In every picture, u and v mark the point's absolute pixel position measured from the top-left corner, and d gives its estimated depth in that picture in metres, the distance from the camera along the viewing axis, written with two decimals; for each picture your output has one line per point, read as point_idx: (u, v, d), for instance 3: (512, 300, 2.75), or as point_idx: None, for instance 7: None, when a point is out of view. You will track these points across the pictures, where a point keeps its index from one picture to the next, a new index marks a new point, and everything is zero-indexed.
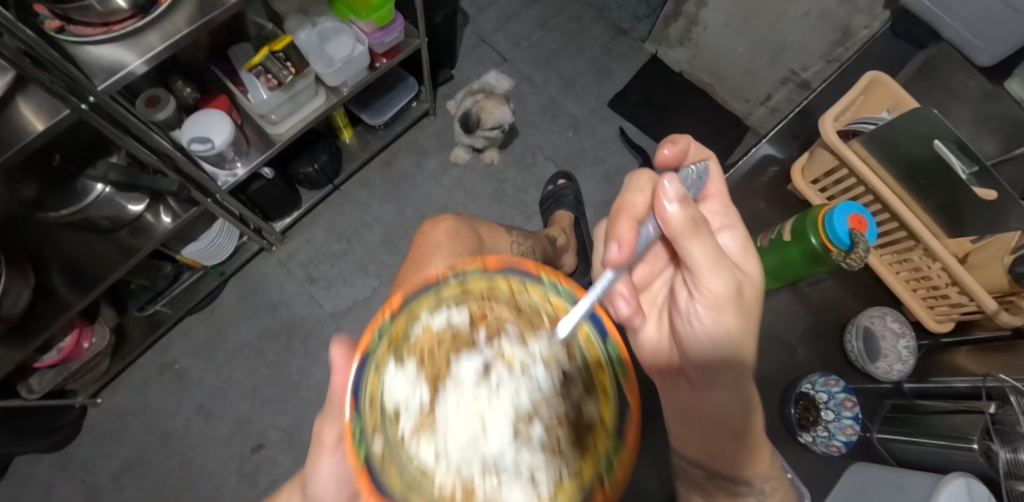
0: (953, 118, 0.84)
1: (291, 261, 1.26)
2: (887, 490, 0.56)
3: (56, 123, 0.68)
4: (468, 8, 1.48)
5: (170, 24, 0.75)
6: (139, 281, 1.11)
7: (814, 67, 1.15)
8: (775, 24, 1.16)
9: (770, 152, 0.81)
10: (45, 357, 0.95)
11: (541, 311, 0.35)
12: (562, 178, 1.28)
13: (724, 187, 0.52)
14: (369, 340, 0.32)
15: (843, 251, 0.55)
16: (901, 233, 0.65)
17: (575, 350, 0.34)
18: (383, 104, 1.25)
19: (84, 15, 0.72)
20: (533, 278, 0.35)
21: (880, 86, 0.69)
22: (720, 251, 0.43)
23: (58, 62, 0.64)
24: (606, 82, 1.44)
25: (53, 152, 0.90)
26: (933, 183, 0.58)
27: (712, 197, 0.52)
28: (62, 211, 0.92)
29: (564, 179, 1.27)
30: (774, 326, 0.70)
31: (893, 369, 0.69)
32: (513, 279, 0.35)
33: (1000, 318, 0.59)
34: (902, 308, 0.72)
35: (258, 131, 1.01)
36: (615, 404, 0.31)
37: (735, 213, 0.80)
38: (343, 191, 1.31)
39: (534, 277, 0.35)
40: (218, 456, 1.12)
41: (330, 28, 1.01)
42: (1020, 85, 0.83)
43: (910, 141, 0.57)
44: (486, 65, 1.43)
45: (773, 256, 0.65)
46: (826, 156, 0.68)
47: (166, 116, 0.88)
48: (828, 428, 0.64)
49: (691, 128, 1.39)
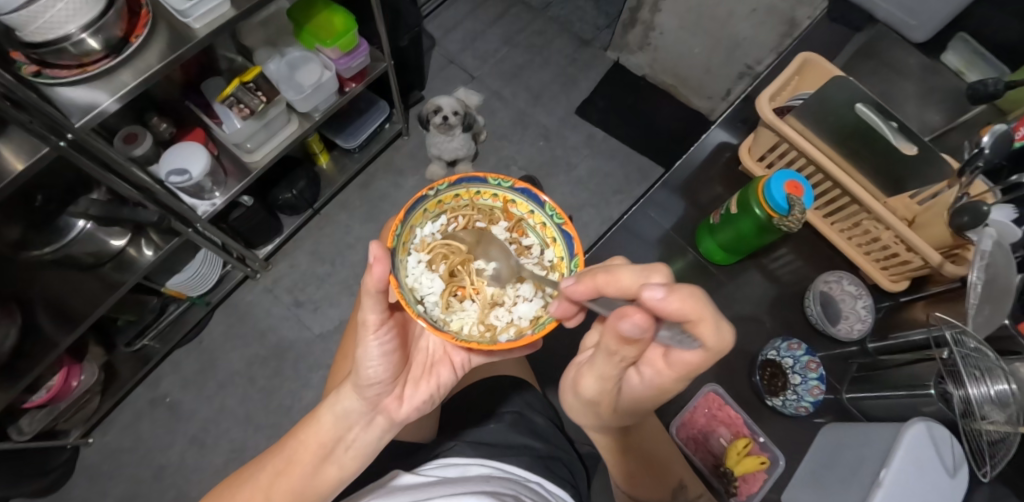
0: (893, 94, 0.89)
1: (277, 287, 1.28)
2: (857, 444, 0.57)
3: (37, 160, 0.71)
4: (434, 32, 1.55)
5: (141, 61, 0.80)
6: (126, 317, 1.12)
7: (766, 59, 1.21)
8: (725, 23, 1.22)
9: (722, 137, 0.84)
10: (34, 397, 0.95)
11: (492, 208, 0.52)
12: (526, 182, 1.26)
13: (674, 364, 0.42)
14: (393, 241, 0.45)
15: (782, 215, 0.60)
16: (845, 198, 0.69)
17: (525, 223, 0.52)
18: (357, 128, 1.30)
19: (59, 57, 0.75)
20: (483, 184, 0.50)
21: (813, 66, 0.73)
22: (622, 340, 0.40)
23: (37, 103, 0.67)
24: (572, 91, 1.50)
25: (36, 194, 0.92)
26: (866, 148, 0.62)
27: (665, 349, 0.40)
28: (45, 248, 0.94)
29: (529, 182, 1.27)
30: (754, 308, 0.75)
31: (854, 329, 0.72)
32: (470, 188, 0.50)
33: (947, 270, 0.62)
34: (859, 272, 0.75)
35: (234, 161, 1.04)
36: (563, 241, 0.49)
37: (695, 198, 0.83)
38: (324, 215, 1.34)
39: (483, 183, 0.50)
40: (213, 487, 1.11)
41: (298, 57, 1.05)
42: (955, 57, 0.93)
43: (839, 110, 0.61)
44: (455, 84, 1.49)
45: (725, 230, 0.70)
46: (768, 134, 0.71)
47: (144, 152, 0.91)
48: (797, 391, 0.68)
49: (658, 127, 1.45)
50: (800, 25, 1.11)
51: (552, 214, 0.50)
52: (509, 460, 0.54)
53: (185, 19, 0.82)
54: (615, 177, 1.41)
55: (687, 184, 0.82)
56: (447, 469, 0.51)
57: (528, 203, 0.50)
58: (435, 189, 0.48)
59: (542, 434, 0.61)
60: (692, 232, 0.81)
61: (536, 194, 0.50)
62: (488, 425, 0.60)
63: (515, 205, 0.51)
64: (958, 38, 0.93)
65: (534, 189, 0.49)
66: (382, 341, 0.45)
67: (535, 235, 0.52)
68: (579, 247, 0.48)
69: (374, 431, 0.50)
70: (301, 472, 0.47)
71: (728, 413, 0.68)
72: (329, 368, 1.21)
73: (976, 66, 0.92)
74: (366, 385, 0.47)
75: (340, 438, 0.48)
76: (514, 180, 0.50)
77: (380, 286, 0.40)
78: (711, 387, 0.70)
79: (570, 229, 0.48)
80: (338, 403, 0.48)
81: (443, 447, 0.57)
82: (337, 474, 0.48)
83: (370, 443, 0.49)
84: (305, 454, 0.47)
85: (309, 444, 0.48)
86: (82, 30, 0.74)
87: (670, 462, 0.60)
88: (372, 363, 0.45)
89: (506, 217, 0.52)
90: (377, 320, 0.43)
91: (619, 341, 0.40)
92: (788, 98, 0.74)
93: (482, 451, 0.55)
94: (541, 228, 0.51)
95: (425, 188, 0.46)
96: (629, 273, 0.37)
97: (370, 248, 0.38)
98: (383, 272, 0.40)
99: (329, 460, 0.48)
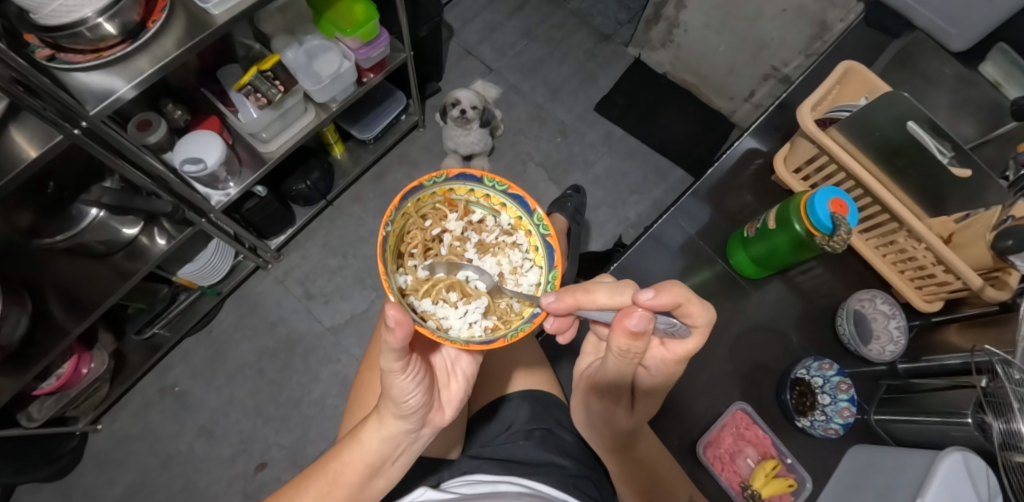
0: (929, 104, 0.86)
1: (288, 279, 1.27)
2: (886, 470, 0.57)
3: (51, 148, 0.69)
4: (452, 21, 1.51)
5: (158, 48, 0.77)
6: (135, 304, 1.11)
7: (794, 62, 1.18)
8: (753, 22, 1.18)
9: (753, 145, 0.81)
10: (44, 384, 0.94)
11: (435, 206, 0.49)
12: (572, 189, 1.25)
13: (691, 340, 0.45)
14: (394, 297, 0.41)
15: (826, 235, 0.59)
16: (883, 216, 0.67)
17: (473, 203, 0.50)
18: (372, 119, 1.27)
19: (74, 41, 0.73)
20: (421, 189, 0.46)
21: (856, 75, 0.70)
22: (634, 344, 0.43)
23: (51, 89, 0.64)
24: (592, 87, 1.47)
25: (48, 180, 0.91)
26: (911, 165, 0.60)
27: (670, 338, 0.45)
28: (58, 236, 0.92)
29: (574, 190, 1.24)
30: (778, 322, 0.75)
31: (886, 350, 0.72)
32: (411, 202, 0.46)
33: (987, 294, 0.60)
34: (891, 290, 0.74)
35: (249, 150, 1.02)
36: (516, 203, 0.49)
37: (723, 207, 0.80)
38: (336, 206, 1.32)
39: (421, 189, 0.46)
40: (222, 477, 1.11)
41: (317, 46, 1.03)
42: (994, 68, 0.87)
43: (886, 125, 0.59)
44: (473, 76, 1.46)
45: (759, 244, 0.69)
46: (806, 145, 0.70)
47: (158, 139, 0.89)
48: (825, 411, 0.68)
49: (677, 127, 1.42)
50: (832, 28, 1.07)
51: (493, 183, 0.49)
52: (538, 478, 0.52)
53: (204, 4, 0.79)
54: (633, 176, 1.38)
55: (715, 191, 0.80)
56: (474, 486, 0.50)
57: (466, 185, 0.49)
58: (389, 225, 0.43)
59: (569, 451, 0.60)
60: (722, 243, 0.79)
61: (473, 172, 0.48)
62: (519, 442, 0.60)
63: (456, 192, 0.49)
64: (997, 49, 0.87)
65: (469, 170, 0.47)
66: (413, 374, 0.44)
67: (482, 207, 0.51)
68: (533, 202, 0.49)
69: (419, 442, 0.49)
70: (350, 490, 0.46)
71: (754, 431, 0.68)
72: (339, 362, 1.20)
73: (1015, 78, 0.85)
74: (408, 413, 0.45)
75: (388, 456, 0.47)
76: (444, 171, 0.47)
77: (408, 338, 0.39)
78: (737, 405, 0.69)
79: (518, 191, 0.48)
80: (383, 429, 0.46)
81: (469, 465, 0.56)
82: (385, 483, 0.48)
83: (414, 451, 0.49)
84: (351, 476, 0.46)
85: (355, 465, 0.46)
86: (98, 15, 0.71)
87: (665, 472, 0.57)
88: (411, 393, 0.44)
89: (452, 207, 0.50)
90: (405, 362, 0.42)
91: (630, 337, 0.42)
92: (828, 108, 0.72)
93: (502, 466, 0.55)
94: (486, 199, 0.50)
95: (382, 228, 0.42)
96: (602, 289, 0.43)
97: (388, 313, 0.37)
98: (404, 327, 0.38)
99: (378, 475, 0.47)
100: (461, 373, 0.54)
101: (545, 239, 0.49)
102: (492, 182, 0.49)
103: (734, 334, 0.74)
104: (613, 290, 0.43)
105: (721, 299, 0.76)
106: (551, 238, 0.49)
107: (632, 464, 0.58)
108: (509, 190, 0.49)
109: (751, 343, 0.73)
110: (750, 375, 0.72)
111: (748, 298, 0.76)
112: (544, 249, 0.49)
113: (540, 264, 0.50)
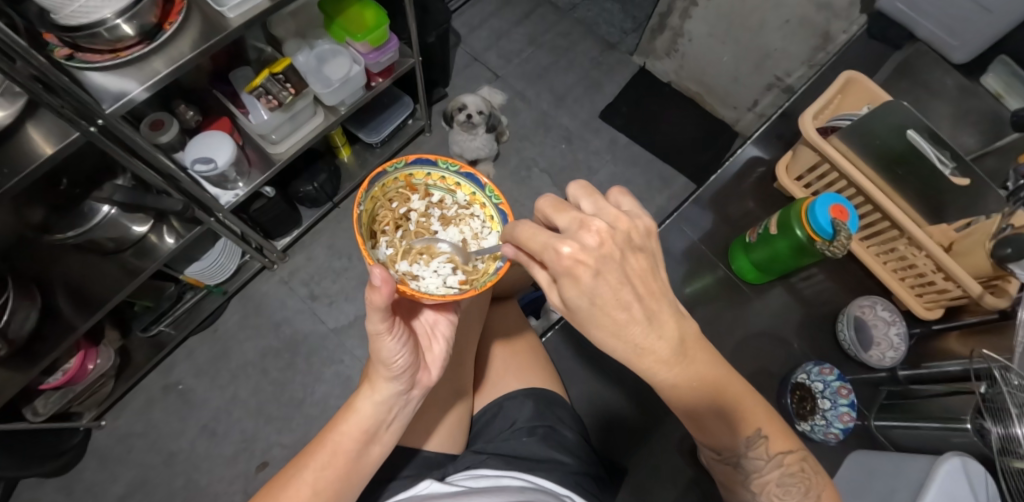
0: (931, 114, 0.87)
1: (292, 279, 1.28)
2: (886, 474, 0.57)
3: (67, 145, 0.70)
4: (459, 29, 1.53)
5: (173, 49, 0.79)
6: (141, 303, 1.12)
7: (797, 72, 1.19)
8: (757, 33, 1.20)
9: (755, 153, 0.83)
10: (50, 379, 0.95)
11: (397, 190, 0.51)
12: None
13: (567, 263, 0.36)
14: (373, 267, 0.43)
15: (827, 239, 0.60)
16: (884, 224, 0.68)
17: (431, 186, 0.53)
18: (379, 123, 1.29)
19: (92, 42, 0.74)
20: (383, 175, 0.48)
21: (856, 85, 0.71)
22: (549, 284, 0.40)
23: (69, 87, 0.66)
24: (597, 94, 1.49)
25: (60, 177, 0.93)
26: (912, 174, 0.61)
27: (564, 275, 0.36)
28: (69, 232, 0.92)
29: None
30: (779, 327, 0.76)
31: (886, 357, 0.72)
32: (375, 185, 0.48)
33: (986, 301, 0.61)
34: (892, 298, 0.75)
35: (258, 151, 1.04)
36: (468, 179, 0.52)
37: (725, 213, 0.81)
38: (342, 208, 1.34)
39: (383, 174, 0.48)
40: (223, 476, 1.11)
41: (328, 50, 1.05)
42: (995, 80, 0.89)
43: (887, 134, 0.61)
44: (480, 82, 1.48)
45: (762, 250, 0.70)
46: (808, 153, 0.71)
47: (170, 139, 0.91)
48: (826, 417, 0.68)
49: (681, 136, 1.44)
50: (835, 39, 1.08)
51: (447, 165, 0.52)
52: (541, 474, 0.53)
53: (221, 7, 0.81)
54: (636, 183, 1.39)
55: (717, 198, 0.81)
56: (478, 480, 0.51)
57: (424, 169, 0.51)
58: (360, 205, 0.46)
59: (571, 448, 0.61)
60: (724, 248, 0.80)
61: (427, 157, 0.51)
62: (522, 439, 0.60)
63: (414, 176, 0.51)
64: (998, 60, 0.89)
65: (424, 154, 0.50)
66: (399, 336, 0.45)
67: (440, 189, 0.54)
68: (484, 176, 0.52)
69: (409, 406, 0.50)
70: (349, 459, 0.46)
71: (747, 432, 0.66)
72: (342, 363, 1.21)
73: (1016, 91, 0.86)
74: (397, 373, 0.46)
75: (382, 421, 0.47)
76: (403, 157, 0.50)
77: (392, 296, 0.40)
78: None
79: (470, 168, 0.51)
80: (375, 393, 0.47)
81: (472, 460, 0.57)
82: (381, 450, 0.48)
83: (406, 416, 0.50)
84: (347, 444, 0.46)
85: (351, 433, 0.46)
86: (116, 16, 0.72)
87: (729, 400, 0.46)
88: (399, 354, 0.45)
89: (412, 190, 0.52)
90: (390, 322, 0.43)
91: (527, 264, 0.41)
92: (829, 117, 0.73)
93: (506, 461, 0.55)
94: (442, 181, 0.53)
95: (354, 208, 0.44)
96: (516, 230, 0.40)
97: (372, 272, 0.39)
98: (389, 285, 0.40)
99: (373, 442, 0.47)
100: (440, 335, 0.55)
101: (499, 207, 0.52)
102: (446, 164, 0.51)
103: (736, 339, 0.75)
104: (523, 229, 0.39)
105: (723, 303, 0.76)
106: (504, 206, 0.51)
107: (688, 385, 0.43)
108: (461, 169, 0.52)
109: (752, 348, 0.74)
110: (751, 381, 0.72)
111: (750, 304, 0.77)
112: (500, 217, 0.52)
113: (497, 229, 0.52)
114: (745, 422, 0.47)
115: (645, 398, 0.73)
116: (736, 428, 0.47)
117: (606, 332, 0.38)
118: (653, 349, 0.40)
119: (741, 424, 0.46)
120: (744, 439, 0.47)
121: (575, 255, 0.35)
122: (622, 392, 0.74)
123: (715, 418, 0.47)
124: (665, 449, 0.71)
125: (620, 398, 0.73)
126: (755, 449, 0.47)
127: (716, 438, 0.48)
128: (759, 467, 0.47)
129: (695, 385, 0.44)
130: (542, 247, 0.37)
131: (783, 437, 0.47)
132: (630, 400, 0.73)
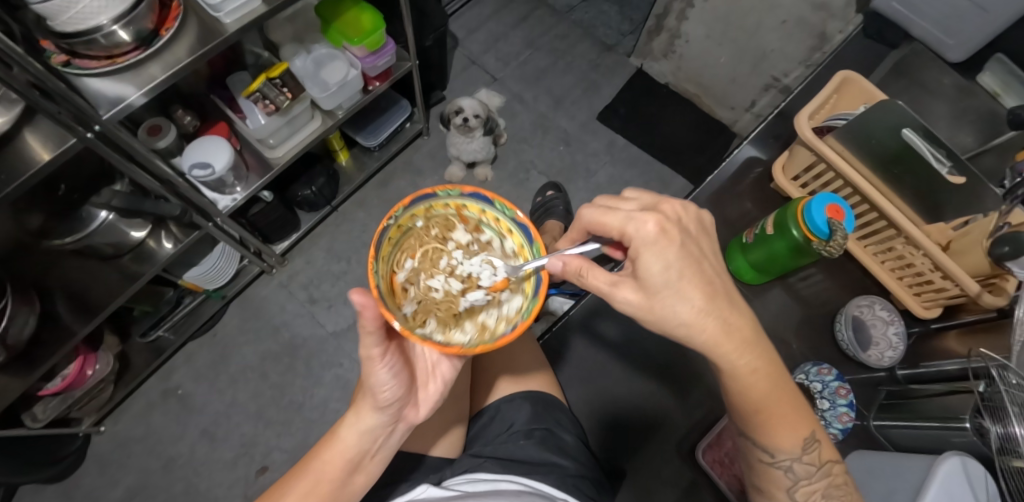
0: (930, 114, 0.87)
1: (292, 283, 1.28)
2: (888, 475, 0.57)
3: (63, 152, 0.70)
4: (457, 31, 1.54)
5: (171, 54, 0.79)
6: (142, 307, 1.14)
7: (794, 72, 1.19)
8: (755, 34, 1.20)
9: (753, 153, 0.83)
10: (49, 385, 0.95)
11: (446, 216, 0.51)
12: (553, 188, 1.29)
13: (651, 230, 0.43)
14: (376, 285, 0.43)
15: (823, 239, 0.60)
16: (882, 223, 0.68)
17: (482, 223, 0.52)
18: (377, 126, 1.29)
19: (89, 48, 0.74)
20: (433, 198, 0.49)
21: (852, 84, 0.71)
22: (620, 280, 0.44)
23: (66, 94, 0.65)
24: (594, 96, 1.49)
25: (59, 183, 0.94)
26: (908, 172, 0.61)
27: (649, 244, 0.43)
28: (68, 238, 0.94)
29: (554, 190, 1.28)
30: (777, 328, 0.75)
31: (885, 356, 0.72)
32: (422, 206, 0.49)
33: (984, 300, 0.60)
34: (890, 297, 0.75)
35: (256, 156, 1.04)
36: (520, 231, 0.51)
37: (723, 212, 0.81)
38: (341, 212, 1.34)
39: (433, 197, 0.49)
40: (223, 481, 1.11)
41: (325, 55, 1.05)
42: (991, 79, 0.88)
43: (882, 132, 0.61)
44: (477, 85, 1.48)
45: (759, 250, 0.70)
46: (805, 152, 0.70)
47: (167, 144, 0.90)
48: (824, 417, 0.67)
49: (678, 137, 1.44)
50: (831, 39, 1.09)
51: (503, 208, 0.50)
52: (538, 478, 0.54)
53: (217, 13, 0.82)
54: (634, 184, 1.39)
55: (714, 198, 0.81)
56: (475, 485, 0.51)
57: (479, 205, 0.51)
58: (393, 218, 0.46)
59: (570, 451, 0.61)
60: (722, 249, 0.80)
61: (487, 194, 0.50)
62: (519, 442, 0.61)
63: (467, 209, 0.51)
64: (993, 59, 0.88)
65: (482, 190, 0.50)
66: (390, 366, 0.44)
67: (491, 229, 0.53)
68: (537, 233, 0.50)
69: (396, 436, 0.49)
70: (331, 486, 0.46)
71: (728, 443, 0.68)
72: (342, 367, 1.21)
73: (1014, 90, 0.85)
74: (383, 406, 0.45)
75: (366, 451, 0.47)
76: (460, 187, 0.50)
77: (377, 321, 0.40)
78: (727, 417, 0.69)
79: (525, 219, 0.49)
80: (360, 422, 0.46)
81: (470, 463, 0.57)
82: (365, 480, 0.48)
83: (392, 447, 0.50)
84: (331, 472, 0.46)
85: (334, 460, 0.46)
86: (113, 22, 0.72)
87: (779, 414, 0.47)
88: (387, 384, 0.44)
89: (461, 222, 0.52)
90: (383, 348, 0.43)
91: (585, 271, 0.45)
92: (826, 116, 0.73)
93: (504, 465, 0.56)
94: (496, 222, 0.52)
95: (385, 219, 0.45)
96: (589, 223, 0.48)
97: (354, 298, 0.38)
98: (372, 310, 0.39)
99: (357, 470, 0.48)
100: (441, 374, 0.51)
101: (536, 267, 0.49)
102: (501, 207, 0.50)
103: None
104: (594, 216, 0.47)
105: None
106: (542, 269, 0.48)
107: (753, 385, 0.46)
108: (518, 218, 0.50)
109: None
110: None
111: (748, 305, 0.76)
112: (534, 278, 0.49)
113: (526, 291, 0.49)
114: (800, 425, 0.48)
115: (644, 398, 0.73)
116: (791, 430, 0.48)
117: (693, 307, 0.43)
118: (737, 326, 0.44)
119: (797, 425, 0.48)
120: (800, 440, 0.48)
121: (662, 224, 0.44)
122: (621, 394, 0.73)
123: (766, 417, 0.47)
124: (668, 449, 0.70)
125: (615, 399, 0.73)
126: (809, 453, 0.48)
127: (769, 440, 0.48)
128: (809, 473, 0.48)
129: (763, 380, 0.46)
130: (631, 225, 0.44)
131: (831, 447, 0.49)
132: (637, 399, 0.73)
